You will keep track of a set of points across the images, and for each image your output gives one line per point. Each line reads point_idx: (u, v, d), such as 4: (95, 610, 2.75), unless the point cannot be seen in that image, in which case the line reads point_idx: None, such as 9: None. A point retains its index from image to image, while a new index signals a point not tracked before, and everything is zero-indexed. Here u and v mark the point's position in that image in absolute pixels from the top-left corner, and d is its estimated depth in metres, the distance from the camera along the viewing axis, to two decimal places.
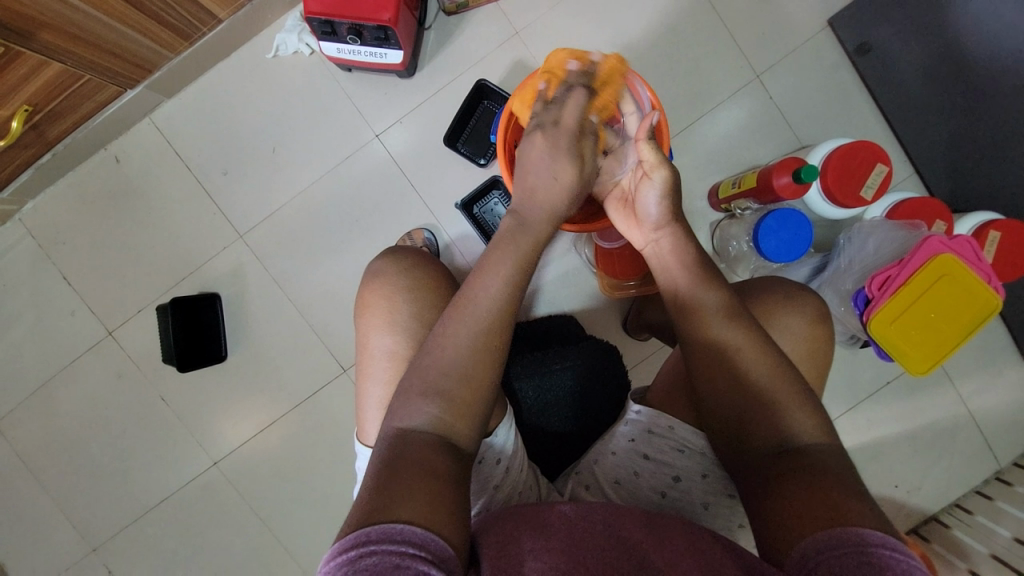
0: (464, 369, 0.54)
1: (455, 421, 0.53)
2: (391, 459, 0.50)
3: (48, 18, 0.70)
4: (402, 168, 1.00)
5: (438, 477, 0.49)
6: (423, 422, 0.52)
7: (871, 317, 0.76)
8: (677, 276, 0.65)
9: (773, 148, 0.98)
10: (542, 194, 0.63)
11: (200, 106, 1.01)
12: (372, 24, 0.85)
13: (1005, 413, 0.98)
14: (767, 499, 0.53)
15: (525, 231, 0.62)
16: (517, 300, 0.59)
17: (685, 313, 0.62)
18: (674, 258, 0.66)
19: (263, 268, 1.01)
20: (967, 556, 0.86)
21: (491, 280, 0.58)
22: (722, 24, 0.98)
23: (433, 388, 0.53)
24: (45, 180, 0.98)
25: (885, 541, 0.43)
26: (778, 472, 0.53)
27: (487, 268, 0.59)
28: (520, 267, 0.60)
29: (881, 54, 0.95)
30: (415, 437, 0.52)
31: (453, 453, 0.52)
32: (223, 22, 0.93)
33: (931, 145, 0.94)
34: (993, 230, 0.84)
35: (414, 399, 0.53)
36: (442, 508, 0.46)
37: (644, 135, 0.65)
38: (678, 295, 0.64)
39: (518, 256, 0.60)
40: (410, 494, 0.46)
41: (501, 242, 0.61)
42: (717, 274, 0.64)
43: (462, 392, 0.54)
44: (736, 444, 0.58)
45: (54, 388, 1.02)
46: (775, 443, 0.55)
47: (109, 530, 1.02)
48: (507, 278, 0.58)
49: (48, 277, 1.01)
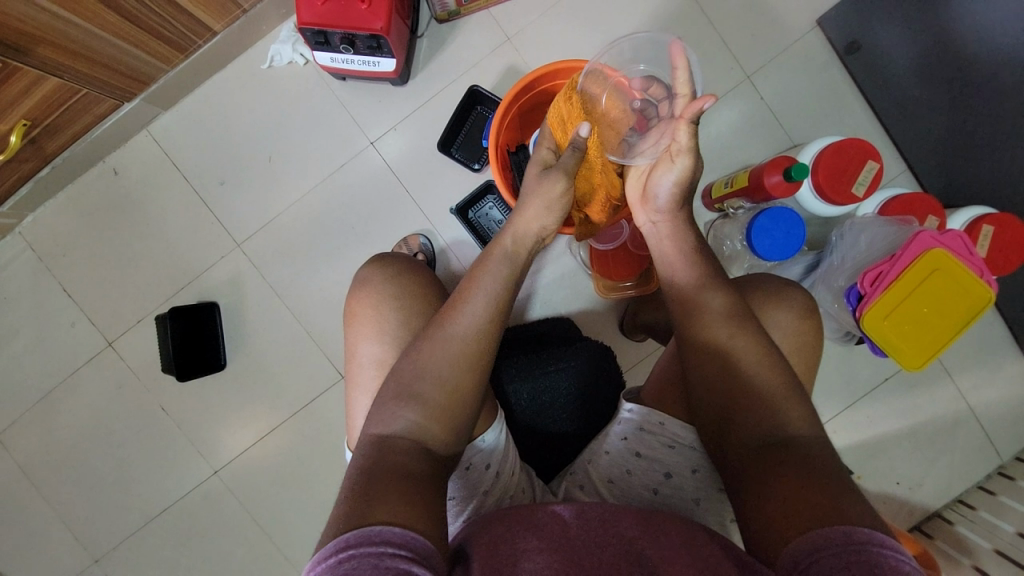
0: (442, 375, 0.56)
1: (432, 423, 0.54)
2: (369, 463, 0.51)
3: (44, 33, 0.71)
4: (397, 175, 1.01)
5: (410, 477, 0.49)
6: (401, 427, 0.53)
7: (864, 312, 0.76)
8: (680, 274, 0.66)
9: (765, 148, 0.98)
10: (529, 220, 0.68)
11: (197, 117, 1.02)
12: (364, 33, 0.86)
13: (1005, 408, 0.98)
14: (749, 499, 0.53)
15: (508, 253, 0.65)
16: (501, 313, 0.61)
17: (689, 315, 0.63)
18: (683, 263, 0.67)
19: (261, 276, 1.02)
20: (970, 552, 0.85)
21: (476, 293, 0.60)
22: (712, 26, 0.99)
23: (410, 392, 0.55)
24: (44, 193, 0.99)
25: (880, 541, 0.43)
26: (761, 469, 0.53)
27: (469, 283, 0.62)
28: (502, 281, 0.62)
29: (871, 52, 0.95)
30: (393, 443, 0.52)
31: (428, 455, 0.53)
32: (217, 35, 0.94)
33: (923, 141, 0.95)
34: (986, 225, 0.84)
35: (389, 404, 0.55)
36: (419, 507, 0.47)
37: (687, 121, 0.61)
38: (679, 296, 0.65)
39: (501, 274, 0.63)
40: (386, 497, 0.47)
41: (486, 259, 0.64)
42: (720, 275, 0.65)
43: (438, 397, 0.55)
44: (721, 441, 0.59)
45: (55, 399, 1.02)
46: (762, 437, 0.55)
47: (111, 541, 1.02)
48: (491, 293, 0.61)
49: (48, 289, 1.02)
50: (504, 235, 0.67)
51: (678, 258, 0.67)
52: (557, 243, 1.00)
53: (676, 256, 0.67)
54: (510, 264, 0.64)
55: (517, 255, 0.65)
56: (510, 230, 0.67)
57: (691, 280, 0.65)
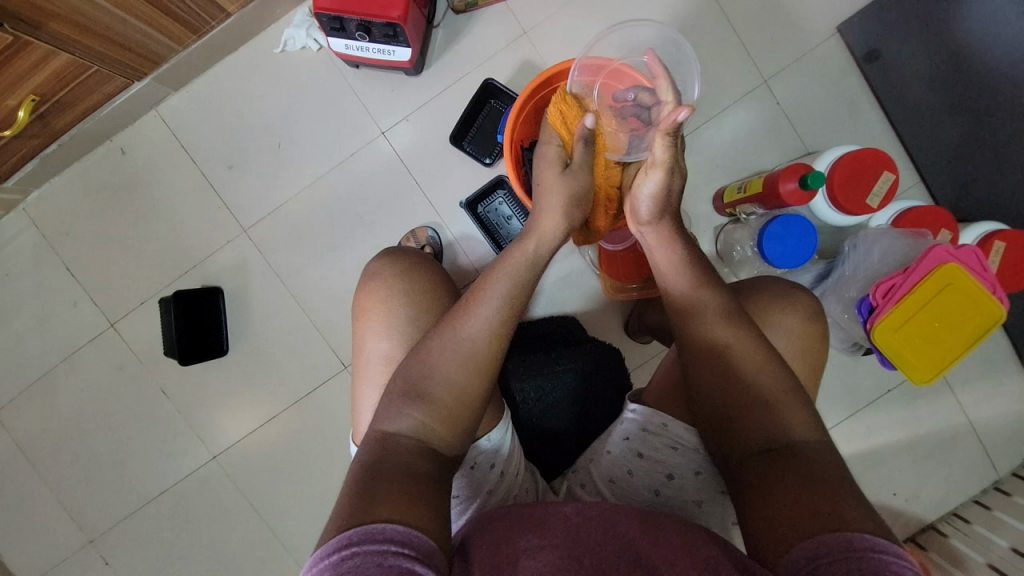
0: (450, 377, 0.55)
1: (437, 422, 0.54)
2: (374, 461, 0.50)
3: (57, 9, 0.70)
4: (407, 166, 1.00)
5: (412, 476, 0.49)
6: (406, 426, 0.53)
7: (875, 324, 0.76)
8: (672, 283, 0.66)
9: (779, 154, 0.98)
10: (550, 224, 0.68)
11: (207, 100, 1.01)
12: (380, 21, 0.85)
13: (1005, 423, 0.98)
14: (752, 504, 0.53)
15: (528, 255, 0.64)
16: (515, 315, 0.60)
17: (688, 317, 0.63)
18: (679, 266, 0.66)
19: (266, 262, 1.01)
20: (964, 565, 0.86)
21: (490, 292, 0.60)
22: (731, 29, 0.98)
23: (416, 391, 0.54)
24: (49, 171, 0.98)
25: (878, 545, 0.43)
26: (765, 474, 0.53)
27: (484, 282, 0.61)
28: (518, 282, 0.61)
29: (890, 62, 0.95)
30: (398, 442, 0.52)
31: (432, 454, 0.53)
32: (231, 16, 0.93)
33: (937, 154, 0.94)
34: (998, 241, 0.84)
35: (395, 403, 0.54)
36: (420, 504, 0.47)
37: (664, 131, 0.62)
38: (675, 297, 0.65)
39: (518, 276, 0.62)
40: (388, 494, 0.46)
41: (504, 261, 0.64)
42: (713, 275, 0.65)
43: (445, 397, 0.54)
44: (726, 447, 0.58)
45: (54, 378, 1.02)
46: (769, 442, 0.55)
47: (107, 522, 1.02)
48: (506, 291, 0.60)
49: (50, 267, 1.01)
50: (526, 239, 0.67)
51: (693, 258, 0.67)
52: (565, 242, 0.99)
53: (667, 262, 0.67)
54: (528, 264, 0.64)
55: (537, 257, 0.65)
56: (531, 234, 0.67)
57: (694, 283, 0.64)
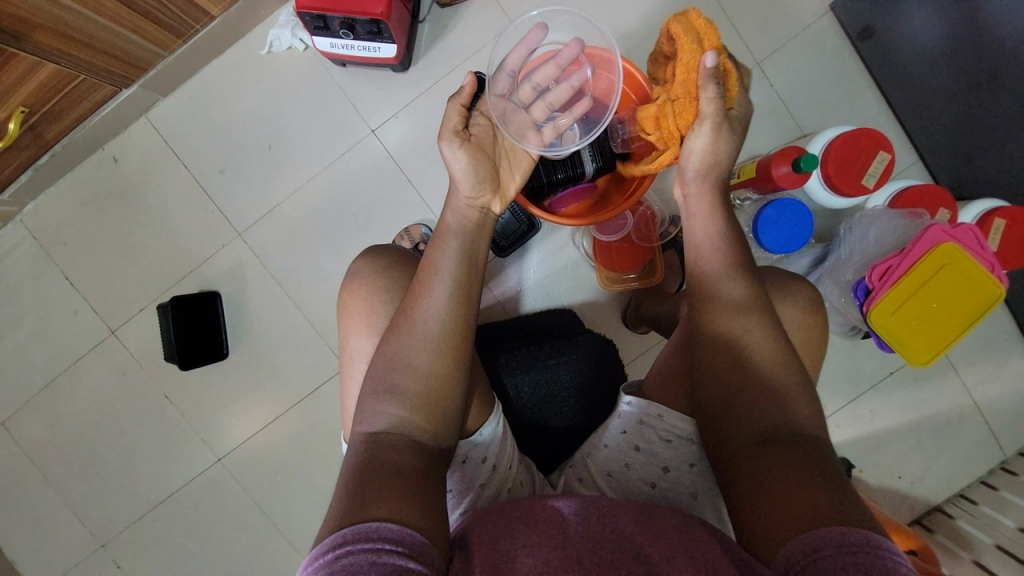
0: (423, 372, 0.55)
1: (419, 419, 0.54)
2: (362, 461, 0.51)
3: (41, 19, 0.69)
4: (398, 163, 1.00)
5: (404, 473, 0.50)
6: (388, 423, 0.53)
7: (872, 307, 0.75)
8: (703, 267, 0.63)
9: (773, 138, 0.96)
10: (461, 190, 0.62)
11: (196, 104, 1.01)
12: (364, 18, 0.84)
13: (1010, 402, 0.97)
14: (744, 495, 0.52)
15: (455, 232, 0.61)
16: (472, 308, 0.59)
17: (705, 306, 0.61)
18: (708, 234, 0.64)
19: (262, 265, 1.01)
20: (971, 546, 0.85)
21: (433, 276, 0.58)
22: (721, 11, 0.96)
23: (389, 386, 0.54)
24: (43, 181, 0.99)
25: (874, 540, 0.42)
26: (756, 462, 0.53)
27: (426, 264, 0.59)
28: (459, 262, 0.59)
29: (884, 39, 0.93)
30: (381, 439, 0.53)
31: (418, 448, 0.53)
32: (215, 19, 0.92)
33: (935, 132, 0.93)
34: (998, 219, 0.83)
35: (373, 401, 0.54)
36: (413, 500, 0.47)
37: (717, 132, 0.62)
38: (699, 286, 0.63)
39: (453, 253, 0.59)
40: (382, 495, 0.47)
41: (435, 240, 0.61)
42: (750, 263, 0.62)
43: (419, 390, 0.54)
44: (717, 435, 0.57)
45: (58, 387, 1.03)
46: (758, 433, 0.54)
47: (118, 526, 1.04)
48: (445, 269, 0.58)
49: (50, 277, 1.02)
50: (446, 212, 0.63)
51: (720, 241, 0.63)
52: (559, 235, 0.99)
53: (705, 249, 0.64)
54: (455, 242, 0.60)
55: (460, 231, 0.61)
56: (449, 205, 0.63)
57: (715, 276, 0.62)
